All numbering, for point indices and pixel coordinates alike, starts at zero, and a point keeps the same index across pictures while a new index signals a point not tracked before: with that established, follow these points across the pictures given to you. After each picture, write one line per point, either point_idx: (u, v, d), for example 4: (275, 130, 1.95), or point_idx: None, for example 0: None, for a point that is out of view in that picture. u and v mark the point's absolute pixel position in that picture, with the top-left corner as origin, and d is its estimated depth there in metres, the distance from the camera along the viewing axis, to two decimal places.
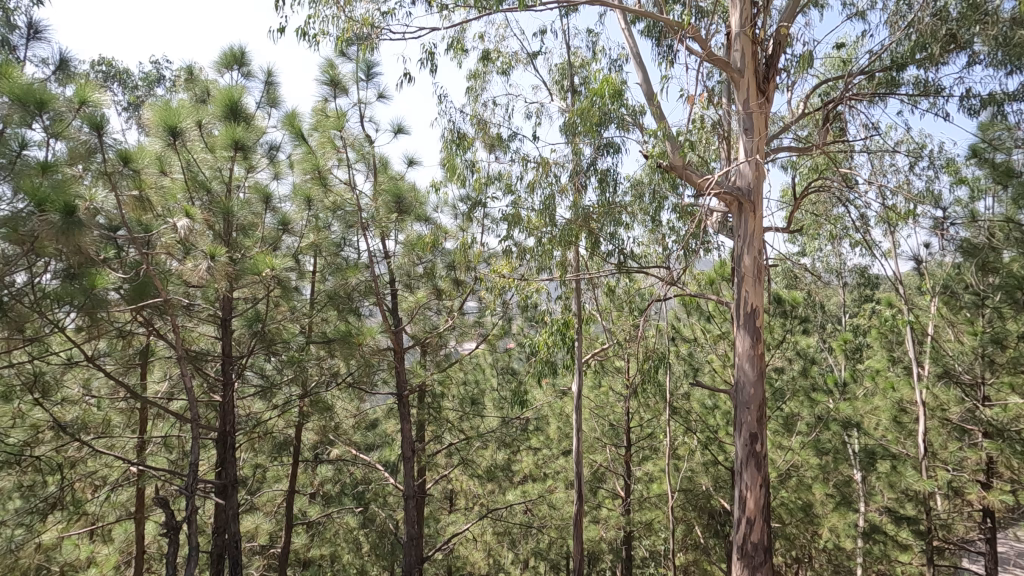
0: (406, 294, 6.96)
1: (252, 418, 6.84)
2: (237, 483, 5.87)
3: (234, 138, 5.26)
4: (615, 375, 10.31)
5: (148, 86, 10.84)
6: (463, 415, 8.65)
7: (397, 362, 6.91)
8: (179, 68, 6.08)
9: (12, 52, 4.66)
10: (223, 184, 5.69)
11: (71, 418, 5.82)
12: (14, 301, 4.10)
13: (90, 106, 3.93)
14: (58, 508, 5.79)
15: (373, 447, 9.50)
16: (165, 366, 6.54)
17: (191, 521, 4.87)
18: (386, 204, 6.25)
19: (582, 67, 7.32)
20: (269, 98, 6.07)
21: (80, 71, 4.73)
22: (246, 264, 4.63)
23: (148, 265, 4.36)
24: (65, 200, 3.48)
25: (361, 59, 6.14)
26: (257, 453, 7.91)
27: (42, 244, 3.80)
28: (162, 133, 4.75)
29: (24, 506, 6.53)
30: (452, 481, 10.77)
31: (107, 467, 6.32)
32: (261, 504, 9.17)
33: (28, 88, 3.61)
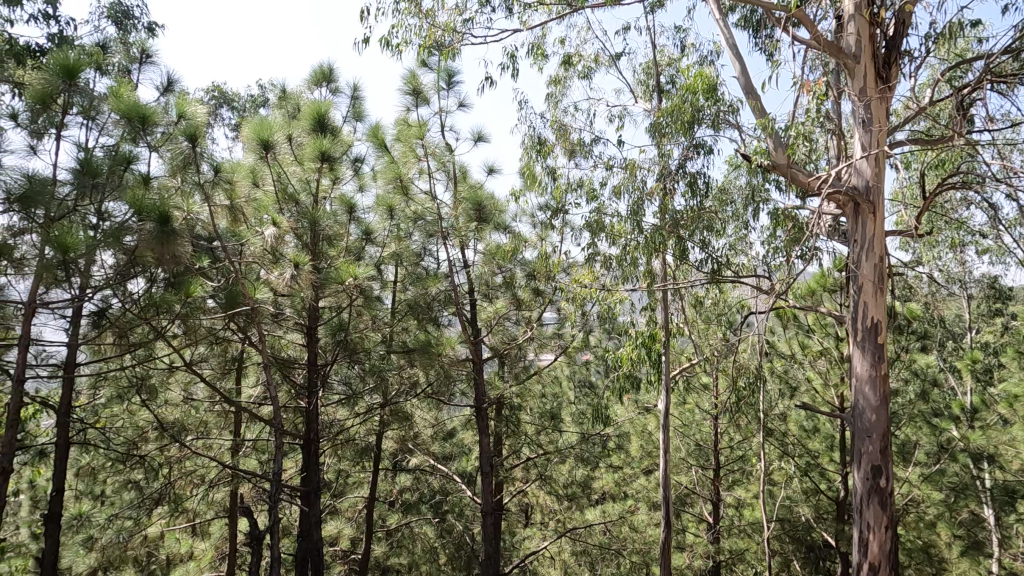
0: (485, 304, 6.81)
1: (336, 425, 6.93)
2: (321, 490, 5.95)
3: (321, 149, 5.33)
4: (703, 393, 9.59)
5: (252, 108, 11.50)
6: (541, 429, 8.37)
7: (476, 373, 6.75)
8: (274, 87, 6.36)
9: (128, 77, 5.04)
10: (311, 196, 5.78)
11: (173, 419, 6.14)
12: (124, 308, 4.37)
13: (188, 119, 4.11)
14: (160, 504, 6.13)
15: (450, 457, 9.43)
16: (257, 372, 6.76)
17: (276, 528, 4.93)
18: (467, 212, 6.12)
19: (669, 65, 6.88)
20: (355, 111, 6.18)
21: (185, 91, 5.04)
22: (331, 274, 4.65)
23: (238, 274, 4.47)
24: (160, 210, 3.62)
25: (442, 68, 6.13)
26: (339, 459, 8.03)
27: (145, 254, 4.00)
28: (254, 147, 4.88)
29: (133, 499, 6.99)
30: (528, 495, 10.50)
31: (205, 467, 6.62)
32: (343, 509, 9.30)
33: (134, 105, 3.82)
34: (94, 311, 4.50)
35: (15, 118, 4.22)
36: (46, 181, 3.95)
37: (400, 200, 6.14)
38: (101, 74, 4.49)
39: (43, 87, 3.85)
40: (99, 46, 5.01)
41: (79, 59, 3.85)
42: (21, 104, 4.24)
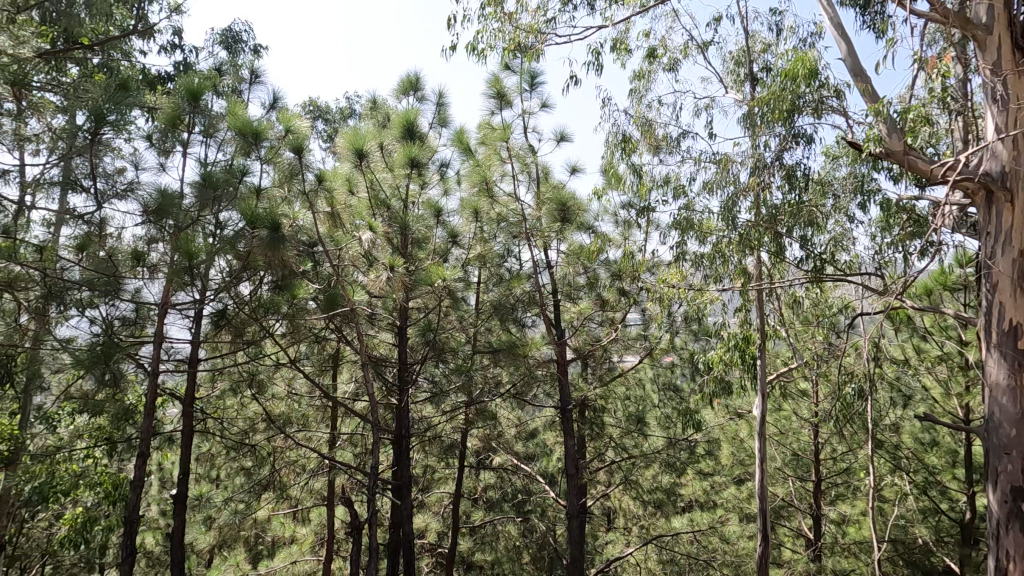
0: (569, 305, 6.74)
1: (424, 422, 7.16)
2: (411, 485, 6.13)
3: (410, 156, 5.47)
4: (802, 400, 8.97)
5: (342, 118, 12.11)
6: (626, 432, 8.19)
7: (560, 374, 6.70)
8: (365, 98, 6.66)
9: (239, 97, 5.50)
10: (401, 201, 6.00)
11: (279, 412, 6.62)
12: (238, 309, 4.79)
13: (293, 132, 4.40)
14: (268, 490, 6.61)
15: (533, 457, 9.43)
16: (351, 369, 7.11)
17: (373, 520, 5.18)
18: (550, 213, 6.08)
19: (764, 51, 6.48)
20: (440, 118, 6.35)
21: (288, 108, 5.42)
22: (421, 276, 4.79)
23: (337, 276, 4.74)
24: (271, 219, 3.93)
25: (525, 70, 6.14)
26: (427, 455, 8.28)
27: (257, 260, 4.35)
28: (349, 157, 5.06)
29: (244, 484, 7.58)
30: (611, 499, 10.31)
31: (306, 458, 7.06)
32: (430, 504, 9.59)
33: (246, 121, 4.18)
34: (217, 311, 4.83)
35: (149, 138, 4.74)
36: (174, 195, 4.40)
37: (484, 202, 6.15)
38: (219, 95, 4.97)
39: (173, 109, 4.36)
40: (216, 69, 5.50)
41: (201, 83, 4.31)
42: (154, 126, 4.76)
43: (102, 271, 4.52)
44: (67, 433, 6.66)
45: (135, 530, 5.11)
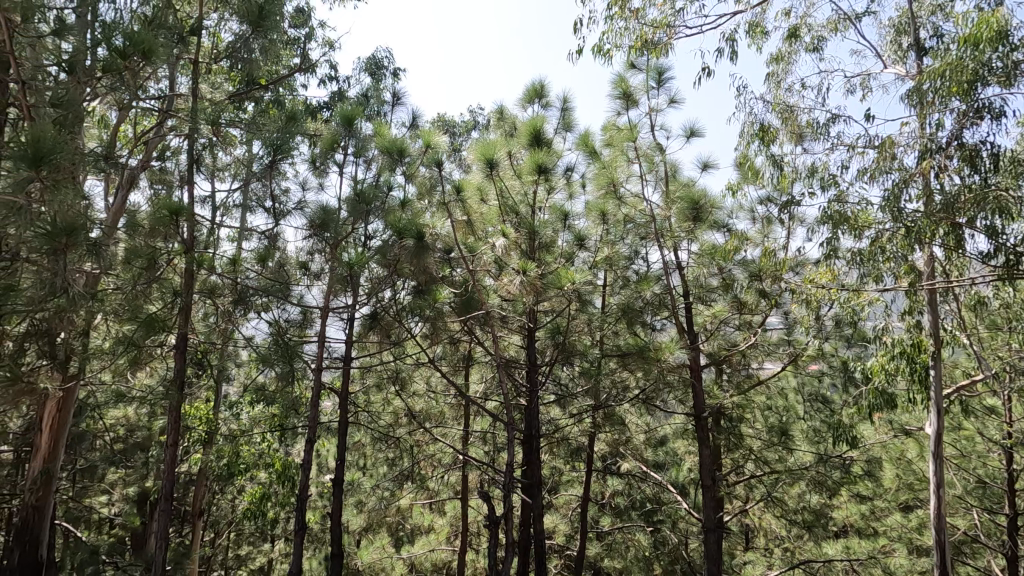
0: (703, 308, 6.41)
1: (552, 424, 7.23)
2: (542, 485, 6.21)
3: (538, 162, 5.46)
4: (989, 418, 7.67)
5: (467, 129, 12.63)
6: (767, 445, 7.59)
7: (694, 380, 6.40)
8: (492, 110, 6.92)
9: (383, 118, 6.05)
10: (529, 207, 6.14)
11: (419, 408, 7.08)
12: (383, 311, 5.33)
13: (433, 146, 4.75)
14: (410, 480, 7.09)
15: (663, 465, 9.09)
16: (482, 370, 7.40)
17: (507, 516, 5.35)
18: (682, 212, 5.76)
19: (933, 16, 5.67)
20: (565, 123, 6.40)
21: (425, 126, 5.87)
22: (551, 279, 4.85)
23: (473, 281, 5.01)
24: (417, 229, 4.28)
25: (652, 67, 5.99)
26: (555, 456, 8.34)
27: (403, 266, 4.75)
28: (482, 167, 5.14)
29: (389, 474, 8.21)
30: (750, 516, 9.60)
31: (443, 452, 7.47)
32: (558, 505, 9.63)
33: (392, 140, 4.60)
34: (370, 314, 5.49)
35: (310, 161, 5.36)
36: (334, 213, 5.00)
37: (611, 203, 6.05)
38: (367, 119, 5.51)
39: (331, 136, 5.09)
40: (363, 96, 6.07)
41: (355, 111, 5.04)
42: (314, 150, 5.36)
43: (276, 279, 5.22)
44: (248, 420, 7.71)
45: (304, 506, 5.81)
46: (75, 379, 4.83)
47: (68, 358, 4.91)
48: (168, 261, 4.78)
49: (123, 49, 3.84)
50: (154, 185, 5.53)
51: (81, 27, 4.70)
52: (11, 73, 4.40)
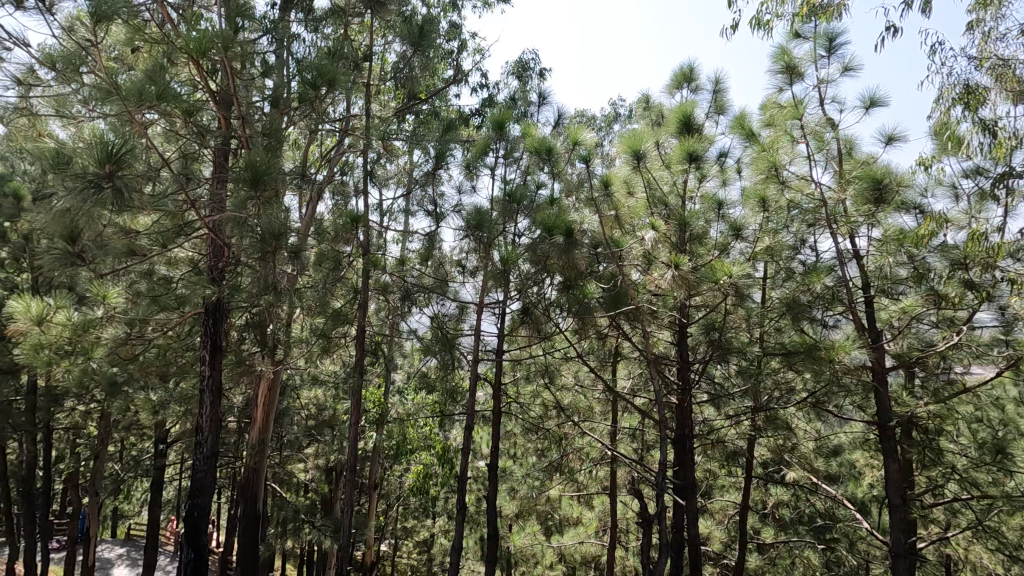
0: (888, 302, 5.59)
1: (706, 425, 6.86)
2: (697, 488, 5.93)
3: (688, 150, 5.19)
4: None
5: (609, 122, 12.41)
6: (977, 465, 6.40)
7: (879, 386, 5.58)
8: (637, 100, 6.73)
9: (530, 119, 6.24)
10: (679, 197, 5.85)
11: (567, 402, 7.20)
12: (533, 307, 5.56)
13: (580, 143, 4.84)
14: (559, 472, 7.22)
15: (838, 478, 8.11)
16: (630, 365, 7.27)
17: (661, 516, 5.22)
18: (861, 193, 5.09)
19: None
20: (717, 106, 6.01)
21: (570, 123, 5.94)
22: (706, 273, 4.59)
23: (622, 276, 4.97)
24: (565, 225, 4.40)
25: (821, 34, 5.38)
26: (709, 459, 7.89)
27: (553, 263, 4.90)
28: (627, 160, 5.04)
29: (538, 464, 8.45)
30: (954, 546, 8.17)
31: (591, 447, 7.47)
32: (713, 510, 9.09)
33: (540, 141, 4.83)
34: (521, 308, 5.73)
35: (464, 166, 5.72)
36: (487, 213, 5.31)
37: (772, 188, 5.54)
38: (515, 122, 5.72)
39: (484, 141, 5.49)
40: (510, 99, 6.31)
41: (504, 115, 5.31)
42: (467, 155, 5.71)
43: (437, 276, 5.73)
44: (413, 405, 8.48)
45: (464, 486, 6.27)
46: (282, 363, 5.75)
47: (275, 345, 5.84)
48: (350, 262, 5.47)
49: (312, 81, 4.45)
50: (335, 197, 6.32)
51: (280, 66, 5.56)
52: (233, 111, 5.37)
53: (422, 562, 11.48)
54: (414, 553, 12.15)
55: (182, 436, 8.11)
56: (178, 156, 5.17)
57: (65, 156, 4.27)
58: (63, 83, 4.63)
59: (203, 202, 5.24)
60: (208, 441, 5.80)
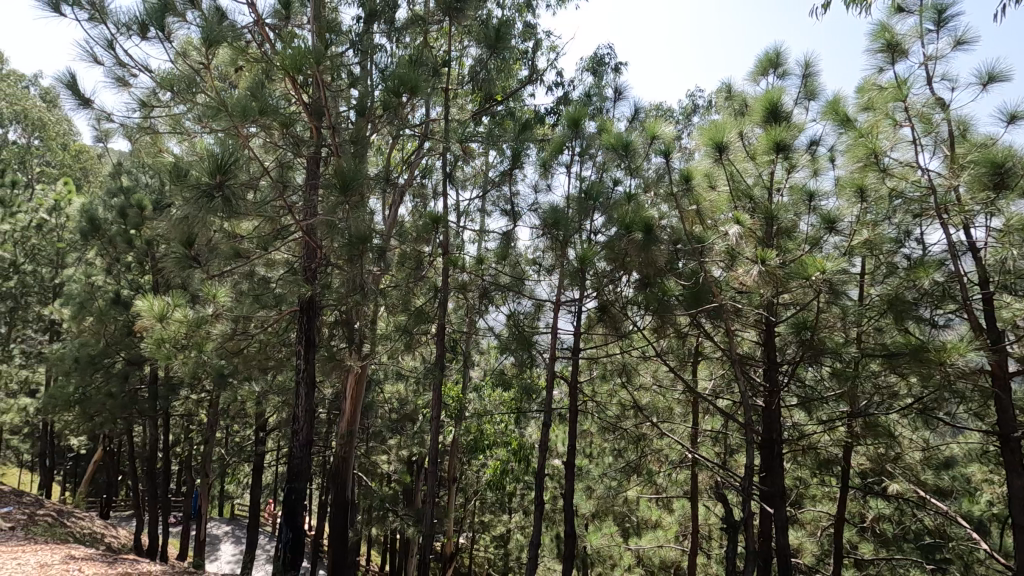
0: (1012, 300, 5.01)
1: (796, 430, 6.48)
2: (787, 496, 5.62)
3: (775, 139, 4.93)
4: None
5: (686, 115, 11.99)
6: None
7: (1000, 393, 5.00)
8: (719, 89, 6.46)
9: (606, 115, 6.19)
10: (765, 190, 5.56)
11: (645, 402, 7.05)
12: (610, 305, 5.50)
13: (659, 137, 4.79)
14: (637, 473, 7.08)
15: (951, 493, 7.37)
16: (711, 365, 7.00)
17: (747, 522, 5.01)
18: (977, 179, 4.60)
19: None
20: (808, 91, 5.65)
21: (647, 117, 5.83)
22: (795, 268, 4.34)
23: (704, 274, 4.89)
24: (644, 221, 4.36)
25: (928, 6, 4.92)
26: (800, 466, 7.43)
27: (630, 260, 4.85)
28: (708, 153, 4.87)
29: (616, 464, 8.33)
30: None
31: (671, 449, 7.27)
32: (805, 522, 8.55)
33: (617, 138, 4.86)
34: (598, 306, 5.69)
35: (539, 164, 5.76)
36: (564, 211, 5.33)
37: (871, 177, 5.14)
38: (590, 119, 5.69)
39: (559, 139, 5.51)
40: (585, 96, 6.27)
41: (580, 112, 5.30)
42: (543, 154, 5.76)
43: (514, 275, 5.81)
44: (490, 402, 8.64)
45: (542, 483, 6.33)
46: (368, 358, 6.07)
47: (362, 342, 6.16)
48: (430, 262, 5.66)
49: (395, 89, 4.65)
50: (415, 199, 6.56)
51: (364, 77, 5.86)
52: (324, 121, 5.73)
53: (499, 556, 11.66)
54: (491, 547, 12.36)
55: (280, 425, 8.74)
56: (276, 165, 5.57)
57: (182, 169, 4.73)
58: (179, 103, 5.13)
59: (298, 207, 5.62)
60: (303, 430, 6.24)
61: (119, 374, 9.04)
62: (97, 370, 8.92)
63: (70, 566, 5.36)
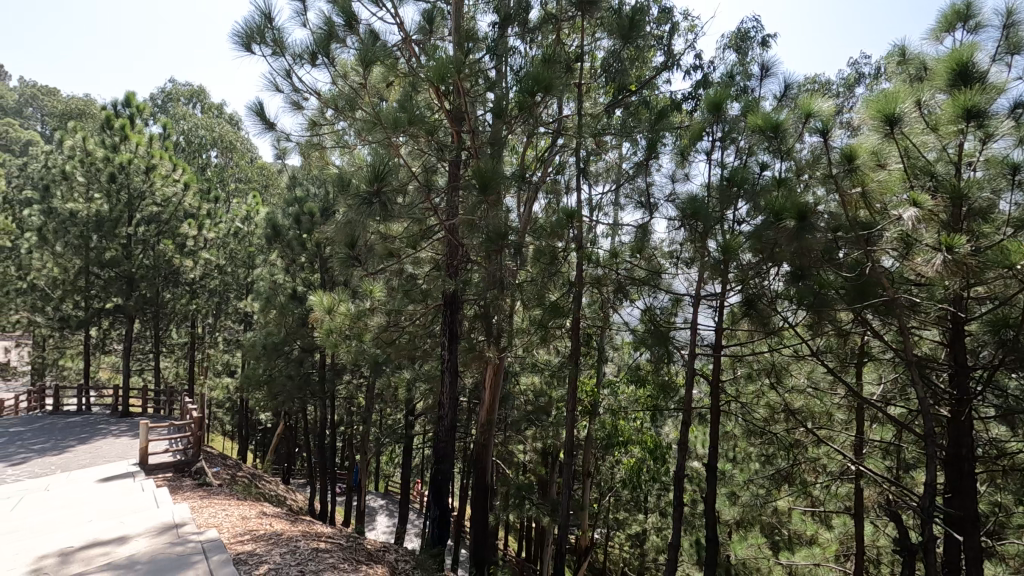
0: None
1: (995, 447, 5.49)
2: (981, 522, 4.81)
3: (965, 105, 4.15)
4: None
5: (848, 86, 10.67)
6: None
7: None
8: (889, 53, 5.66)
9: (751, 95, 5.77)
10: (952, 165, 4.67)
11: (798, 405, 6.45)
12: (757, 300, 5.11)
13: (815, 115, 4.32)
14: (789, 482, 6.51)
15: None
16: (881, 368, 6.19)
17: (929, 548, 4.38)
18: None
19: None
20: (1010, 44, 4.70)
21: (800, 93, 5.34)
22: (995, 256, 3.67)
23: (871, 264, 4.30)
24: (798, 208, 3.99)
25: None
26: (1001, 491, 6.26)
27: (781, 251, 4.48)
28: (877, 127, 4.32)
29: (763, 471, 7.73)
30: None
31: (830, 458, 6.57)
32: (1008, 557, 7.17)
33: (767, 117, 4.47)
34: (743, 301, 5.32)
35: (676, 153, 5.52)
36: (704, 201, 5.08)
37: None
38: (734, 101, 5.34)
39: (700, 125, 5.27)
40: (727, 77, 5.87)
41: (722, 95, 5.02)
42: (680, 142, 5.54)
43: (650, 269, 5.67)
44: (624, 398, 8.50)
45: (681, 485, 6.12)
46: (506, 350, 6.33)
47: (500, 335, 6.44)
48: (565, 257, 5.74)
49: (529, 89, 4.77)
50: (548, 195, 6.66)
51: (500, 80, 6.10)
52: (464, 126, 6.08)
53: (635, 556, 11.42)
54: (626, 546, 12.16)
55: (426, 411, 9.45)
56: (422, 170, 6.02)
57: (345, 179, 5.32)
58: (342, 121, 5.78)
59: (441, 208, 6.02)
60: (448, 416, 6.71)
61: (296, 360, 10.43)
62: (279, 357, 10.35)
63: (263, 520, 6.32)
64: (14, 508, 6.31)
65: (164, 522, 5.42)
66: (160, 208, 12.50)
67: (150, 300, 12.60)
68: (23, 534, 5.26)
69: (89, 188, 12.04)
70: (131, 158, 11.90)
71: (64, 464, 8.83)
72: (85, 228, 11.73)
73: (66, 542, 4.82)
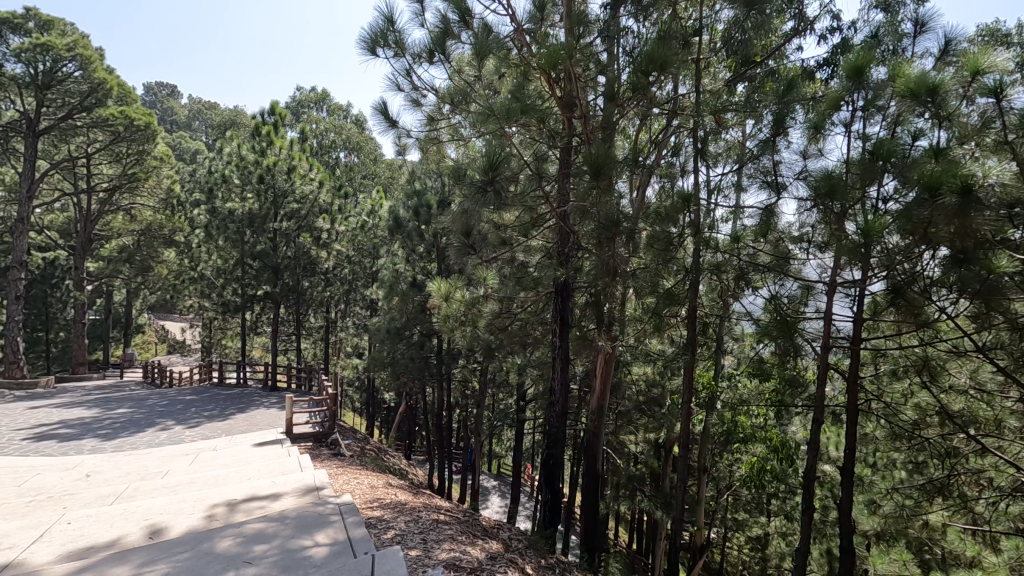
0: None
1: None
2: None
3: None
4: None
5: None
6: None
7: None
8: None
9: (901, 56, 5.11)
10: None
11: (956, 408, 5.64)
12: (906, 287, 4.51)
13: (986, 72, 3.75)
14: (944, 494, 5.73)
15: None
16: None
17: None
18: None
19: None
20: None
21: (965, 48, 4.62)
22: None
23: None
24: (961, 180, 3.51)
25: None
26: None
27: (936, 230, 3.94)
28: None
29: (912, 479, 6.89)
30: None
31: (998, 471, 5.68)
32: None
33: (921, 79, 3.86)
34: (888, 288, 4.71)
35: (808, 128, 5.05)
36: (841, 177, 4.60)
37: None
38: (879, 64, 4.73)
39: (836, 94, 4.73)
40: (871, 38, 5.23)
41: (864, 58, 4.44)
42: (812, 114, 5.05)
43: (776, 253, 5.26)
44: (745, 392, 8.01)
45: (811, 488, 5.65)
46: (617, 339, 6.23)
47: (612, 322, 6.35)
48: (681, 243, 5.51)
49: (644, 69, 4.62)
50: (663, 179, 6.42)
51: (612, 63, 5.98)
52: (575, 113, 6.04)
53: (755, 560, 10.74)
54: (746, 549, 11.48)
55: (537, 397, 9.62)
56: (533, 159, 6.09)
57: (461, 170, 5.54)
58: (457, 116, 6.02)
59: (552, 196, 6.05)
60: (559, 402, 6.76)
61: (416, 344, 11.10)
62: (402, 340, 11.08)
63: (389, 491, 6.84)
64: (192, 464, 7.42)
65: (307, 484, 6.09)
66: (299, 205, 13.91)
67: (293, 288, 14.09)
68: (200, 485, 6.18)
69: (243, 189, 13.72)
70: (276, 161, 13.39)
71: (228, 430, 10.20)
72: (241, 224, 13.37)
73: (232, 495, 5.59)
